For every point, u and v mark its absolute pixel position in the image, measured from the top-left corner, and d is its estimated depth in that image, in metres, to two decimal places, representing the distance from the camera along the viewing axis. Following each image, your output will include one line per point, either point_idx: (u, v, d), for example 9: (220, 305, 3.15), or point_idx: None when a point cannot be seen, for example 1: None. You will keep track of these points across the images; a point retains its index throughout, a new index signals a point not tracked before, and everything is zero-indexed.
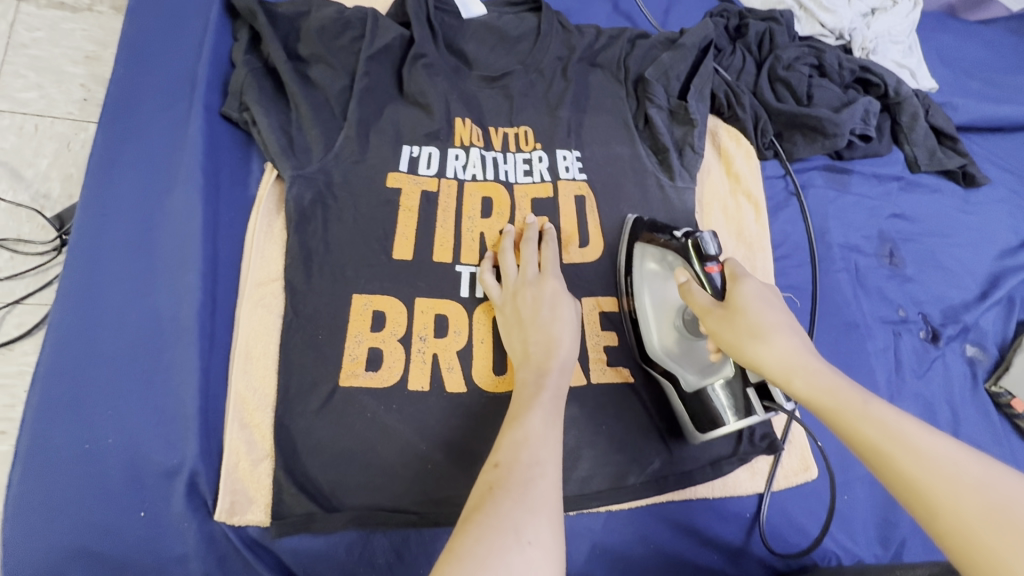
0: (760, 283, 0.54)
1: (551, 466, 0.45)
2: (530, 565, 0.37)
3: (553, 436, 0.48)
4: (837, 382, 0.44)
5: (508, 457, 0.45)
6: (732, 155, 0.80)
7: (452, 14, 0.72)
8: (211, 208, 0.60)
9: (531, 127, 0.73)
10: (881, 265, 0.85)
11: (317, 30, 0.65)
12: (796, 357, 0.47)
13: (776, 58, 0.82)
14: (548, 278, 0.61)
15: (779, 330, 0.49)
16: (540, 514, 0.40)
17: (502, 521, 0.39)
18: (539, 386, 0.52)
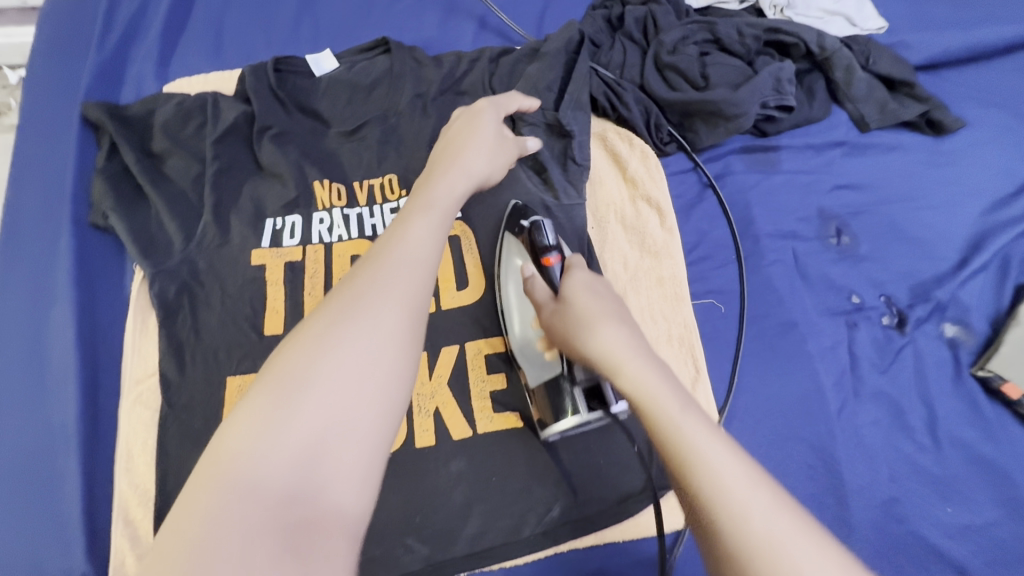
0: (594, 277, 0.53)
1: (409, 282, 0.42)
2: (350, 369, 0.36)
3: (424, 249, 0.45)
4: (653, 382, 0.42)
5: (381, 253, 0.43)
6: (626, 158, 0.74)
7: (302, 74, 0.72)
8: (87, 317, 0.63)
9: (397, 174, 0.70)
10: (826, 248, 0.75)
11: (163, 125, 0.66)
12: (618, 348, 0.45)
13: (659, 43, 0.74)
14: (472, 126, 0.62)
15: (605, 321, 0.47)
16: (371, 318, 0.38)
17: (357, 313, 0.38)
18: (445, 194, 0.51)
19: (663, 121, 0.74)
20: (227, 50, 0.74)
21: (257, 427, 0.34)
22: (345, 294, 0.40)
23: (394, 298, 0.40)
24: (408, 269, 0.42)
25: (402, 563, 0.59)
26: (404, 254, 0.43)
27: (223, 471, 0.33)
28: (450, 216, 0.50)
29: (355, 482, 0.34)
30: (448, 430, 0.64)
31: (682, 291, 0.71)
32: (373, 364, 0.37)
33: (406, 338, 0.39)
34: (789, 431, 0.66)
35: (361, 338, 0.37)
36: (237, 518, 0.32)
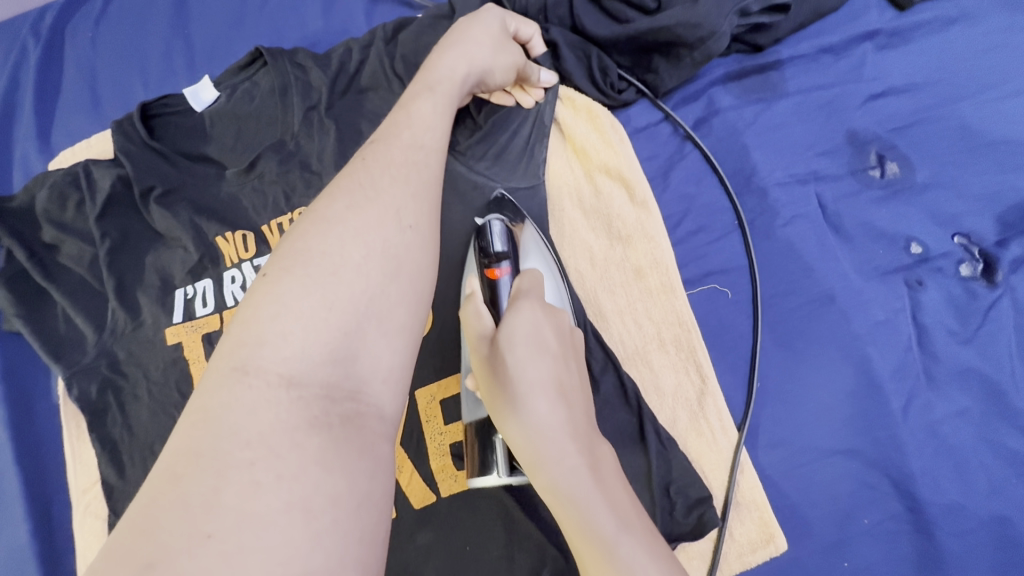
0: (539, 320, 0.42)
1: (399, 197, 0.36)
2: (342, 289, 0.31)
3: (417, 165, 0.39)
4: (585, 497, 0.35)
5: (388, 139, 0.40)
6: (571, 126, 0.59)
7: (182, 114, 0.62)
8: (28, 430, 0.61)
9: (308, 206, 0.58)
10: (867, 185, 0.55)
11: (45, 213, 0.60)
12: (548, 440, 0.37)
13: None
14: (474, 21, 0.49)
15: (540, 396, 0.38)
16: (365, 236, 0.34)
17: (373, 197, 0.36)
18: (449, 74, 0.46)
19: (610, 65, 0.57)
20: (104, 103, 0.65)
21: (282, 317, 0.30)
22: (360, 178, 0.37)
23: (409, 181, 0.38)
24: (413, 154, 0.40)
25: None
26: (409, 142, 0.40)
27: (248, 366, 0.29)
28: (454, 108, 0.46)
29: (388, 371, 0.32)
30: (407, 499, 0.53)
31: (671, 280, 0.55)
32: (400, 247, 0.34)
33: (426, 218, 0.37)
34: (834, 443, 0.51)
35: (385, 219, 0.35)
36: (277, 409, 0.28)
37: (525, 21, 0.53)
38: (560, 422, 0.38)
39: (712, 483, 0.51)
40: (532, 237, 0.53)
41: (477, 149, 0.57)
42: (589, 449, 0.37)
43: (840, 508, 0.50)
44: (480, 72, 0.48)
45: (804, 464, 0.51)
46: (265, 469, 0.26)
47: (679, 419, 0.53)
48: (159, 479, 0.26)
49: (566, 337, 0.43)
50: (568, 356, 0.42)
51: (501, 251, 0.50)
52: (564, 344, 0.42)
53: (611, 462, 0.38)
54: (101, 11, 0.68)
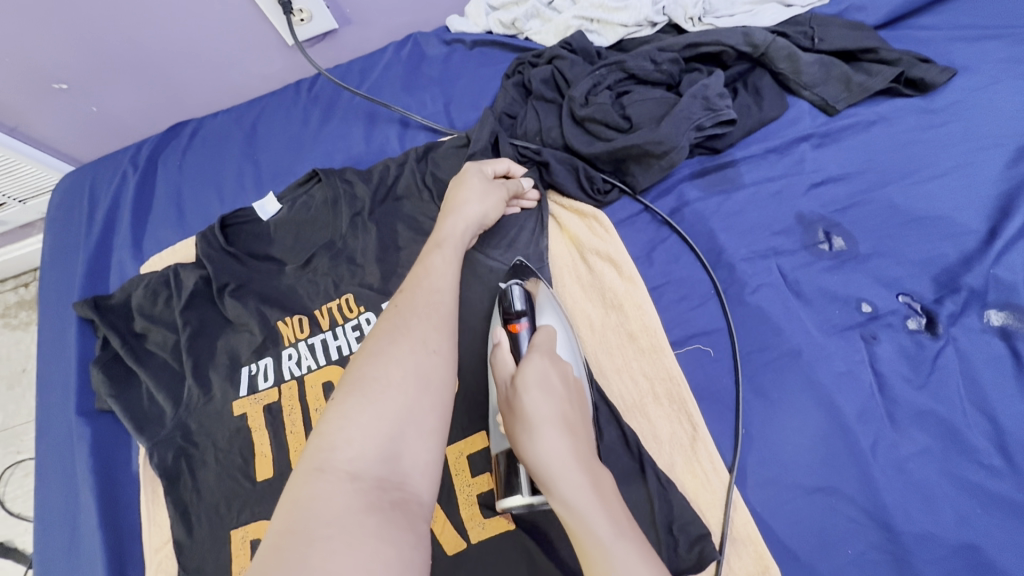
0: (547, 369, 0.51)
1: (424, 330, 0.48)
2: (385, 404, 0.42)
3: (436, 302, 0.51)
4: (589, 510, 0.42)
5: (413, 287, 0.53)
6: (566, 219, 0.72)
7: (251, 223, 0.76)
8: (110, 497, 0.69)
9: (354, 291, 0.70)
10: (818, 257, 0.66)
11: (138, 308, 0.73)
12: (558, 463, 0.44)
13: (570, 99, 0.72)
14: (460, 187, 0.64)
15: (551, 428, 0.46)
16: (400, 362, 0.45)
17: (406, 332, 0.47)
18: (453, 230, 0.60)
19: (594, 172, 0.71)
20: (186, 216, 0.80)
21: (347, 429, 0.41)
22: (394, 317, 0.49)
23: (431, 316, 0.50)
24: (434, 293, 0.52)
25: None
26: (428, 286, 0.53)
27: (325, 465, 0.39)
28: (459, 254, 0.59)
29: (424, 464, 0.42)
30: (442, 547, 0.60)
31: (659, 341, 0.65)
32: (428, 367, 0.45)
33: (446, 343, 0.48)
34: (814, 481, 0.58)
35: (415, 348, 0.46)
36: (346, 496, 0.38)
37: (496, 161, 0.67)
38: (566, 449, 0.45)
39: (710, 520, 0.58)
40: (548, 296, 0.64)
41: (491, 241, 0.70)
42: (590, 470, 0.45)
43: (825, 540, 0.56)
44: (475, 224, 0.61)
45: (790, 501, 0.58)
46: (339, 541, 0.35)
47: (675, 462, 0.61)
48: (264, 553, 0.35)
49: (571, 383, 0.52)
50: (572, 399, 0.51)
51: (521, 309, 0.61)
52: (568, 388, 0.52)
53: (608, 485, 0.45)
54: (187, 145, 0.85)
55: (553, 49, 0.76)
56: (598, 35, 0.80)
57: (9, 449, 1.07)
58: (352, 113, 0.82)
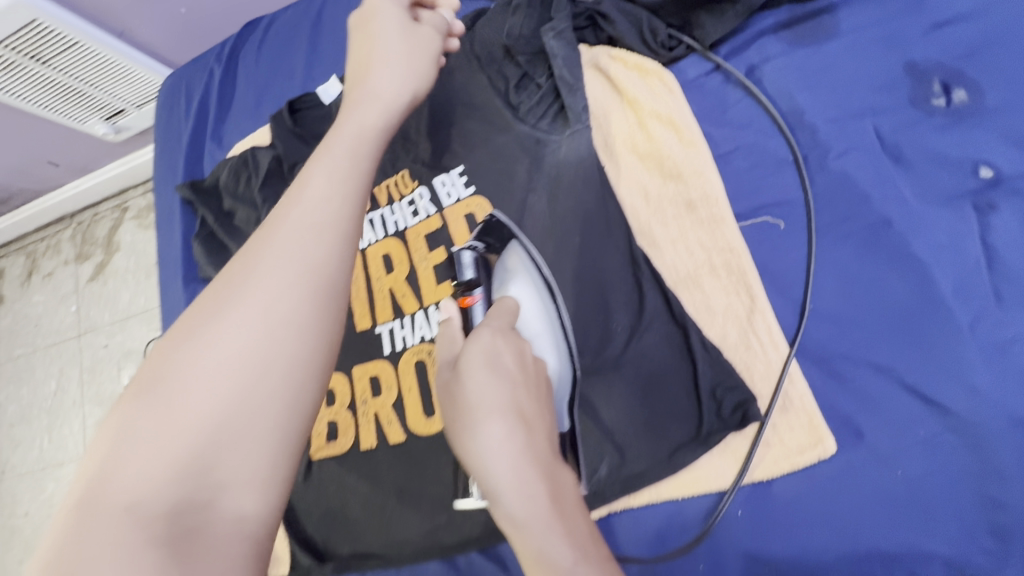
0: (499, 347, 0.46)
1: (274, 276, 0.33)
2: (205, 386, 0.30)
3: (296, 237, 0.35)
4: (539, 528, 0.38)
5: (264, 215, 0.36)
6: (626, 82, 0.65)
7: (315, 108, 0.79)
8: None
9: (410, 167, 0.74)
10: (929, 114, 0.56)
11: (226, 188, 0.80)
12: (502, 467, 0.40)
13: None
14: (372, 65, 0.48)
15: (497, 422, 0.41)
16: (232, 326, 0.32)
17: (248, 283, 0.33)
18: (356, 126, 0.43)
19: (659, 24, 0.64)
20: (264, 106, 0.86)
21: (144, 435, 0.29)
22: (238, 262, 0.34)
23: (298, 249, 0.34)
24: (314, 217, 0.36)
25: (466, 529, 0.62)
26: (302, 210, 0.36)
27: (96, 493, 0.28)
28: (325, 169, 0.39)
29: (252, 474, 0.30)
30: None
31: (721, 212, 0.60)
32: (275, 336, 0.32)
33: (318, 297, 0.34)
34: (890, 361, 0.52)
35: (262, 306, 0.32)
36: (131, 538, 0.27)
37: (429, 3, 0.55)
38: (515, 449, 0.40)
39: (760, 390, 0.55)
40: (522, 258, 0.61)
41: (536, 110, 0.69)
42: (545, 478, 0.40)
43: (893, 421, 0.51)
44: (389, 113, 0.46)
45: (856, 380, 0.53)
46: None
47: (728, 333, 0.57)
48: None
49: (527, 365, 0.47)
50: (530, 383, 0.46)
51: (472, 277, 0.59)
52: (525, 371, 0.46)
53: (571, 492, 0.41)
54: (262, 37, 0.89)
55: None
56: None
57: (151, 327, 1.31)
58: None
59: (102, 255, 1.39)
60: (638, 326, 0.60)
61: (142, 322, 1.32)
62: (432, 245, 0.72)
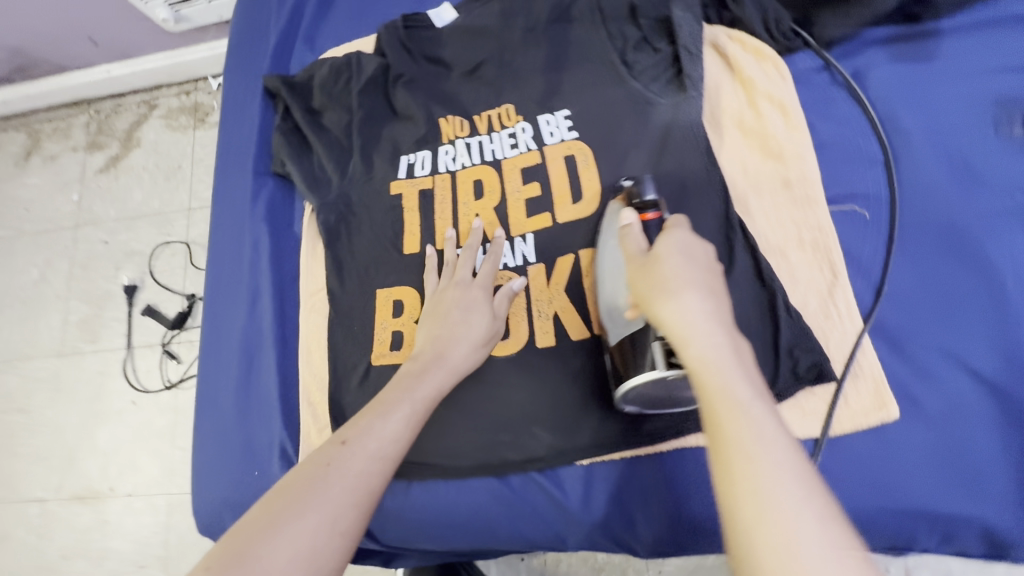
0: (692, 238, 0.49)
1: (342, 499, 0.52)
2: (274, 548, 0.47)
3: (367, 468, 0.54)
4: (727, 372, 0.41)
5: (353, 439, 0.55)
6: (743, 61, 0.70)
7: (423, 28, 0.80)
8: (277, 247, 0.79)
9: (514, 103, 0.75)
10: (1009, 142, 0.63)
11: (320, 85, 0.80)
12: (699, 321, 0.43)
13: None
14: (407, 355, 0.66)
15: (694, 291, 0.44)
16: (306, 517, 0.49)
17: (324, 488, 0.52)
18: (457, 357, 0.63)
19: (784, 15, 0.69)
20: (366, 18, 0.86)
21: (286, 510, 0.49)
22: (315, 467, 0.53)
23: (358, 492, 0.53)
24: (374, 470, 0.54)
25: (531, 447, 0.64)
26: (374, 454, 0.55)
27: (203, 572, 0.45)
28: (406, 429, 0.58)
29: None
30: (567, 334, 0.67)
31: (813, 194, 0.65)
32: (324, 550, 0.49)
33: (354, 531, 0.51)
34: (953, 347, 0.58)
35: (321, 530, 0.49)
36: (295, 556, 0.47)
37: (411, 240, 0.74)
38: (712, 312, 0.43)
39: (834, 355, 0.60)
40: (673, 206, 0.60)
41: (650, 73, 0.72)
42: (734, 344, 0.43)
43: (951, 399, 0.57)
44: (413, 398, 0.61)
45: (922, 359, 0.58)
46: None
47: (809, 302, 0.62)
48: None
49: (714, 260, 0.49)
50: (717, 268, 0.48)
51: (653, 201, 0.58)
52: (713, 260, 0.49)
53: (748, 356, 0.44)
54: None
55: None
56: None
57: (161, 232, 1.25)
58: None
59: (118, 149, 1.32)
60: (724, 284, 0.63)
61: (151, 224, 1.26)
62: (527, 179, 0.73)
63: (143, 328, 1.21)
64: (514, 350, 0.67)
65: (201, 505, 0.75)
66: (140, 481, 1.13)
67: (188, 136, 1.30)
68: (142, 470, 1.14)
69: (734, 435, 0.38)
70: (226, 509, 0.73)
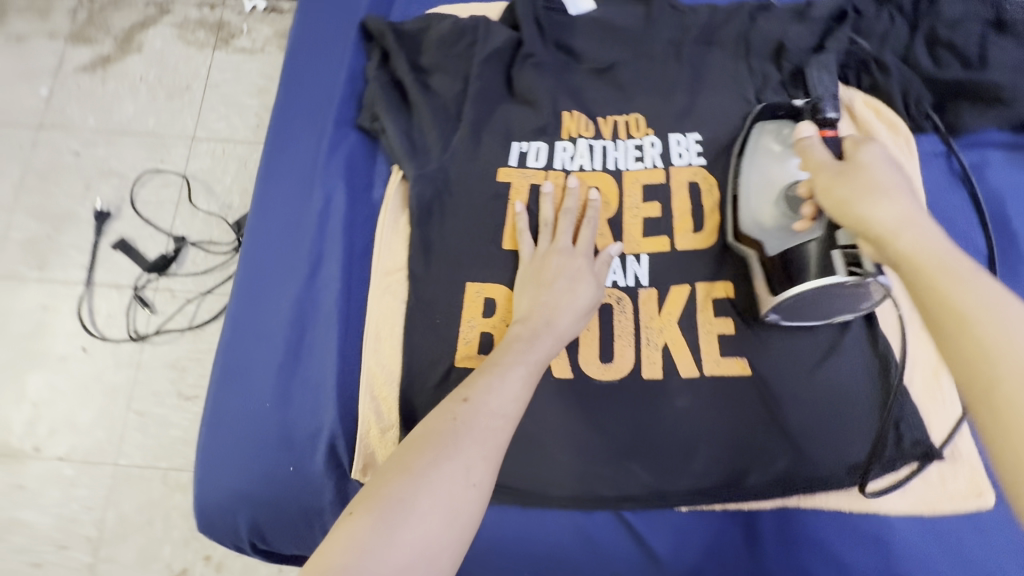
0: (889, 154, 0.50)
1: (478, 451, 0.46)
2: (422, 502, 0.43)
3: (496, 422, 0.48)
4: (945, 251, 0.41)
5: (475, 393, 0.50)
6: (877, 130, 0.68)
7: (560, 13, 0.75)
8: (351, 211, 0.68)
9: (644, 113, 0.71)
10: None
11: (437, 43, 0.72)
12: (910, 219, 0.44)
13: (934, 17, 0.69)
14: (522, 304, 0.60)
15: (899, 197, 0.45)
16: (443, 468, 0.45)
17: (454, 446, 0.46)
18: (564, 329, 0.58)
19: (923, 97, 0.69)
20: None
21: (423, 462, 0.45)
22: (440, 422, 0.48)
23: (491, 445, 0.47)
24: (499, 425, 0.48)
25: (628, 485, 0.60)
26: (496, 412, 0.49)
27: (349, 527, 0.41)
28: (527, 383, 0.53)
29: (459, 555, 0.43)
30: (676, 369, 0.63)
31: None
32: (464, 504, 0.44)
33: (489, 481, 0.46)
34: None
35: (457, 487, 0.44)
36: (440, 508, 0.43)
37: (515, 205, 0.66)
38: (918, 212, 0.45)
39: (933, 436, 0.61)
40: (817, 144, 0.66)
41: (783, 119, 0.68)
42: (948, 241, 0.43)
43: None
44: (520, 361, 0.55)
45: None
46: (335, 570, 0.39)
47: (916, 380, 0.63)
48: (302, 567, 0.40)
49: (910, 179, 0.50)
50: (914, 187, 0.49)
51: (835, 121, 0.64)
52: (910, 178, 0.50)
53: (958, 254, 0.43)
54: None
55: None
56: None
57: (151, 156, 1.06)
58: None
59: (112, 49, 1.11)
60: (838, 344, 0.63)
61: (140, 145, 1.07)
62: (647, 196, 0.69)
63: (110, 264, 1.01)
64: (620, 377, 0.63)
65: (209, 495, 0.62)
66: (79, 444, 0.94)
67: (205, 54, 1.11)
68: (81, 431, 0.95)
69: (962, 300, 0.38)
70: (243, 505, 0.61)
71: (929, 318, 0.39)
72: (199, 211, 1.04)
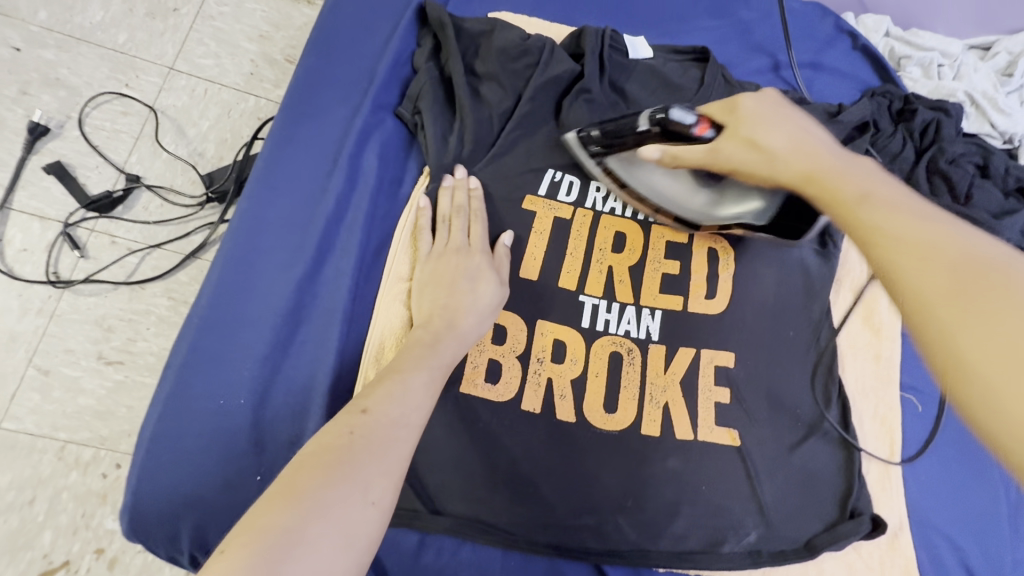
0: (760, 107, 0.58)
1: (376, 466, 0.41)
2: (315, 530, 0.36)
3: (400, 435, 0.44)
4: (834, 182, 0.47)
5: (376, 404, 0.45)
6: None
7: (621, 54, 0.75)
8: (373, 203, 0.64)
9: None
10: None
11: (496, 52, 0.71)
12: (793, 166, 0.51)
13: (940, 150, 0.76)
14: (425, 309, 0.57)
15: (777, 144, 0.54)
16: (337, 488, 0.38)
17: (352, 464, 0.40)
18: (469, 330, 0.55)
19: None
20: None
21: (315, 481, 0.38)
22: (334, 437, 0.41)
23: (391, 460, 0.42)
24: (401, 435, 0.44)
25: (612, 539, 0.60)
26: (397, 420, 0.44)
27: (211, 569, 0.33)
28: (429, 392, 0.49)
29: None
30: (673, 429, 0.63)
31: (893, 374, 0.73)
32: (363, 525, 0.38)
33: (389, 499, 0.41)
34: (962, 546, 0.68)
35: (356, 502, 0.39)
36: (332, 534, 0.36)
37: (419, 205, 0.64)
38: (790, 151, 0.53)
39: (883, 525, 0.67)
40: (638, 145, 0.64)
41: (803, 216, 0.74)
42: (848, 172, 0.48)
43: None
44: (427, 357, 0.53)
45: (938, 548, 0.67)
46: None
47: (871, 471, 0.69)
48: None
49: (796, 118, 0.57)
50: (808, 126, 0.56)
51: (689, 121, 0.59)
52: (801, 120, 0.56)
53: (876, 172, 0.49)
54: None
55: (940, 104, 0.79)
56: (969, 115, 0.82)
57: (115, 76, 0.92)
58: (737, 29, 0.84)
59: None
60: (817, 426, 0.67)
61: (103, 60, 0.92)
62: (670, 253, 0.70)
63: (38, 189, 0.86)
64: (620, 430, 0.62)
65: (149, 494, 0.53)
66: None
67: None
68: None
69: (864, 218, 0.42)
70: (189, 513, 0.53)
71: (875, 245, 0.40)
72: (163, 152, 0.90)
